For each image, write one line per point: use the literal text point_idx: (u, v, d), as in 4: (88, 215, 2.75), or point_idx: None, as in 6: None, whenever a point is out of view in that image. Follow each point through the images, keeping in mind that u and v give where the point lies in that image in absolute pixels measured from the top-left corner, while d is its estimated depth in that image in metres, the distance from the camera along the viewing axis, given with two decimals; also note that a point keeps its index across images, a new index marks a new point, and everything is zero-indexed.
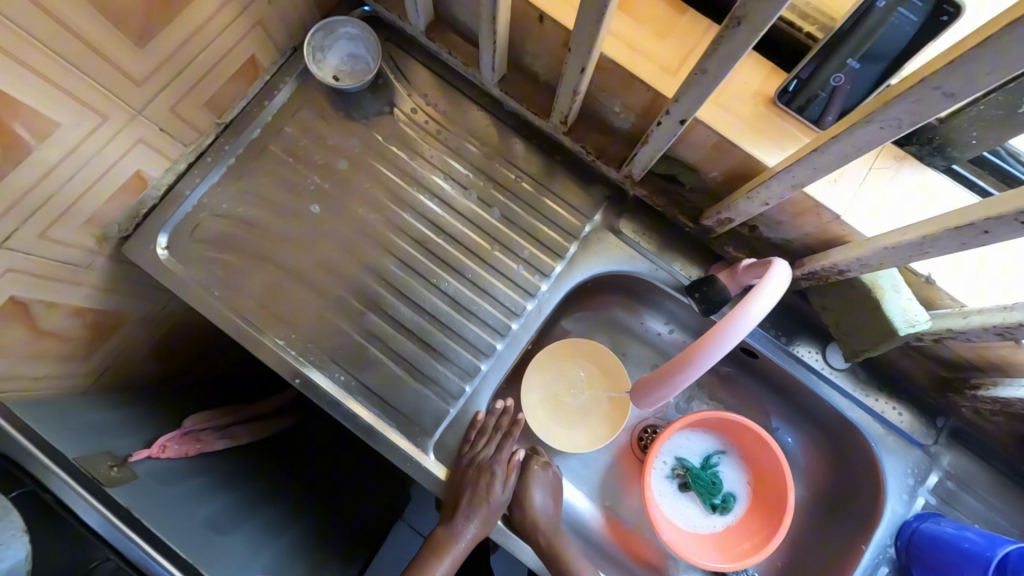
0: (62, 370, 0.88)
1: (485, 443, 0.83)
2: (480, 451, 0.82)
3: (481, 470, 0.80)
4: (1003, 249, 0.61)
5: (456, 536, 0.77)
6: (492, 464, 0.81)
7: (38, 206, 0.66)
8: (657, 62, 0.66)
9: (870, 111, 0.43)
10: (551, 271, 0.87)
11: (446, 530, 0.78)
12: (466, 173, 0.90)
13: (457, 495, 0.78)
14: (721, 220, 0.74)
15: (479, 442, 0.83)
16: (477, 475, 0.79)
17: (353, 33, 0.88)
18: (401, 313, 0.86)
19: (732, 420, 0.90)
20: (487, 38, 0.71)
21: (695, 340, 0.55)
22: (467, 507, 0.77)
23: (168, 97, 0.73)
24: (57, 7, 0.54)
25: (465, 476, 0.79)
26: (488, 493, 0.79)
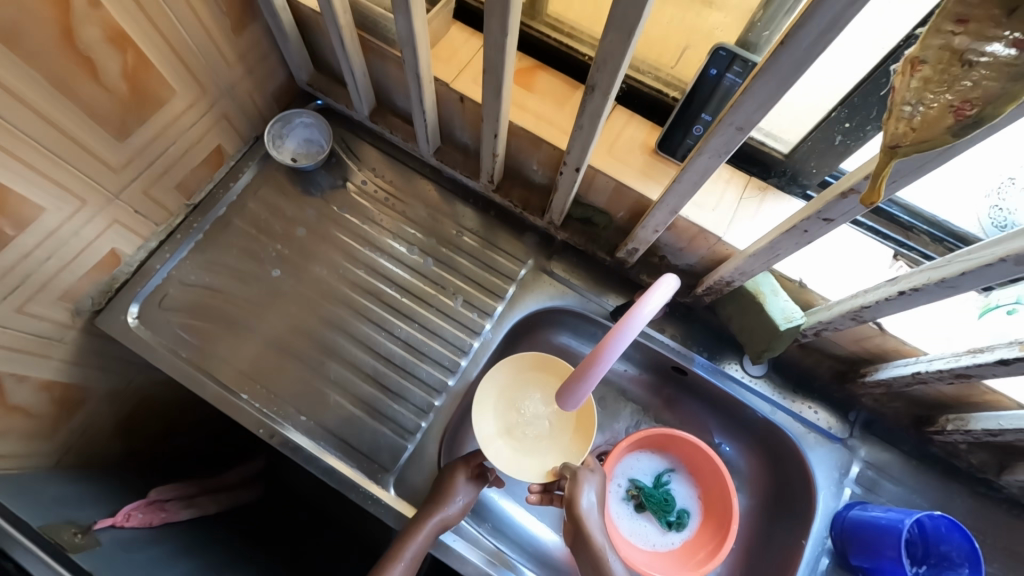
0: (25, 445, 0.91)
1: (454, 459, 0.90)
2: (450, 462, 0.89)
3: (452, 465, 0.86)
4: (851, 253, 0.75)
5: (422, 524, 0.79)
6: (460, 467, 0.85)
7: (16, 282, 0.74)
8: (559, 126, 0.81)
9: (698, 145, 0.56)
10: (495, 311, 0.97)
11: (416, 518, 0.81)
12: (413, 231, 1.02)
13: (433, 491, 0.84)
14: (631, 251, 0.86)
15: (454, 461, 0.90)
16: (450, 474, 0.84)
17: (308, 121, 1.02)
18: (360, 360, 0.93)
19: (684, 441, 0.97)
20: (419, 116, 0.85)
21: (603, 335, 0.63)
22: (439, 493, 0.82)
23: (143, 183, 0.84)
24: (51, 112, 0.66)
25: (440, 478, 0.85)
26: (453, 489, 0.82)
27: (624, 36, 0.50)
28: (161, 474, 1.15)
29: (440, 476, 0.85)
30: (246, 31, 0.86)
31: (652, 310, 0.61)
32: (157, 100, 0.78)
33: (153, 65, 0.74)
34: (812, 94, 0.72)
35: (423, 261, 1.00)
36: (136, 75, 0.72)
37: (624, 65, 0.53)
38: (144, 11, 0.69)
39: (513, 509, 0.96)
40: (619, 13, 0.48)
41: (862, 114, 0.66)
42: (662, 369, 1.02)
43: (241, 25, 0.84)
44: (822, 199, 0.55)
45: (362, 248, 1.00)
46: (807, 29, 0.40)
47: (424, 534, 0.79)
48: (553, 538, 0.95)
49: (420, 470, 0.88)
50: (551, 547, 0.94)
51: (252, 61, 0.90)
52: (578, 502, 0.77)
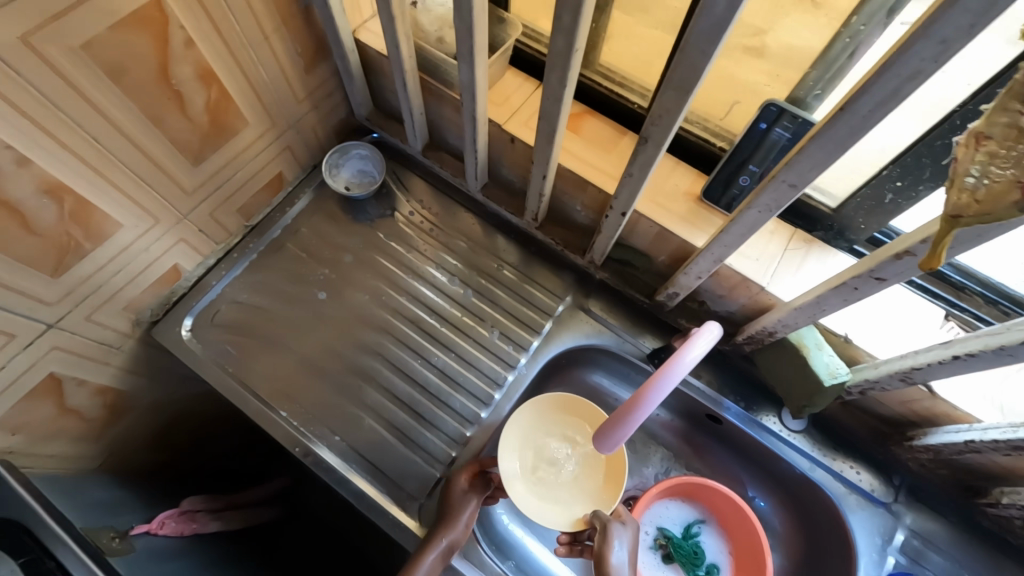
0: (73, 446, 0.96)
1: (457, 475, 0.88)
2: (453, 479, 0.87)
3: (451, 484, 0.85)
4: (899, 312, 0.73)
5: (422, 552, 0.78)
6: (458, 483, 0.85)
7: (87, 292, 0.80)
8: (605, 171, 0.83)
9: (748, 199, 0.57)
10: (530, 346, 0.98)
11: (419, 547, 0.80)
12: (455, 263, 1.04)
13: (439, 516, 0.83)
14: (671, 295, 0.86)
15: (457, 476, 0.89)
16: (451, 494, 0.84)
17: (363, 153, 1.07)
18: (396, 387, 0.95)
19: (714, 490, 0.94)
20: (471, 155, 0.89)
21: (644, 382, 0.63)
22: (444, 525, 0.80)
23: (209, 205, 0.90)
24: (140, 139, 0.72)
25: (444, 500, 0.85)
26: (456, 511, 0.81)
27: (681, 94, 0.52)
28: (186, 486, 1.17)
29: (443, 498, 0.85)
30: (316, 69, 0.92)
31: (696, 355, 0.61)
32: (231, 130, 0.83)
33: (231, 98, 0.80)
34: (861, 152, 0.72)
35: (463, 292, 1.02)
36: (216, 107, 0.78)
37: (678, 120, 0.55)
38: (230, 51, 0.75)
39: (534, 546, 0.96)
40: (678, 73, 0.50)
41: (914, 174, 0.66)
42: (694, 416, 1.01)
43: (312, 64, 0.90)
44: (875, 258, 0.54)
45: (405, 276, 1.03)
46: (866, 99, 0.42)
47: (424, 561, 0.77)
48: None
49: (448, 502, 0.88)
50: None
51: (318, 96, 0.96)
52: (608, 559, 0.74)
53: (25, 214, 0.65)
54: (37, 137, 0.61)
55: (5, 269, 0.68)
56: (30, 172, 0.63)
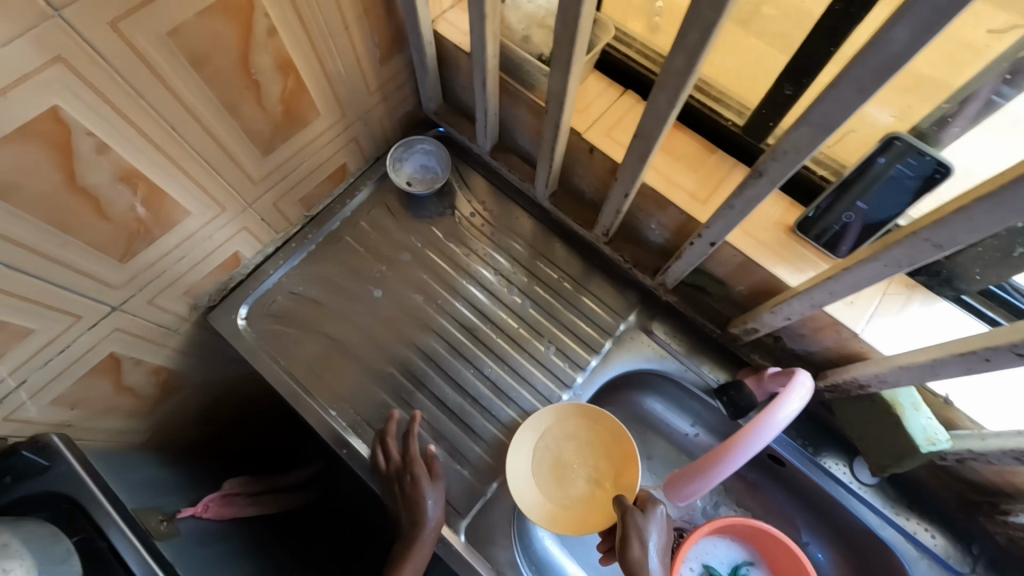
0: (126, 421, 0.97)
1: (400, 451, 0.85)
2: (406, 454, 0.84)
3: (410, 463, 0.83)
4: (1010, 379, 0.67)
5: (416, 542, 0.78)
6: (411, 461, 0.83)
7: (151, 278, 0.80)
8: (689, 192, 0.78)
9: (874, 251, 0.51)
10: (587, 365, 0.93)
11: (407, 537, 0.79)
12: (514, 270, 1.01)
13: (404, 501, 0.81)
14: (747, 329, 0.81)
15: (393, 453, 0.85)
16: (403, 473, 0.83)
17: (428, 148, 1.04)
18: (445, 394, 0.93)
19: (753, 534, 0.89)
20: (545, 163, 0.84)
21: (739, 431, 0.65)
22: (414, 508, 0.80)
23: (274, 195, 0.88)
24: (215, 129, 0.70)
25: (397, 484, 0.83)
26: (422, 490, 0.81)
27: (818, 133, 0.46)
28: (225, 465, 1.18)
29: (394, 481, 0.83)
30: (391, 61, 0.88)
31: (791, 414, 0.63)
32: (302, 121, 0.81)
33: (307, 89, 0.77)
34: None
35: (520, 302, 0.98)
36: (290, 97, 0.76)
37: (805, 158, 0.49)
38: (310, 41, 0.72)
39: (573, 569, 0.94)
40: (819, 110, 0.44)
41: None
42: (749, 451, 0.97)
43: (388, 55, 0.86)
44: (1021, 332, 0.48)
45: (461, 279, 1.00)
46: None
47: (420, 551, 0.78)
48: None
49: (493, 520, 0.86)
50: None
51: (389, 88, 0.92)
52: (632, 551, 0.73)
53: (100, 200, 0.64)
54: (117, 124, 0.59)
55: (77, 254, 0.67)
56: (108, 159, 0.61)
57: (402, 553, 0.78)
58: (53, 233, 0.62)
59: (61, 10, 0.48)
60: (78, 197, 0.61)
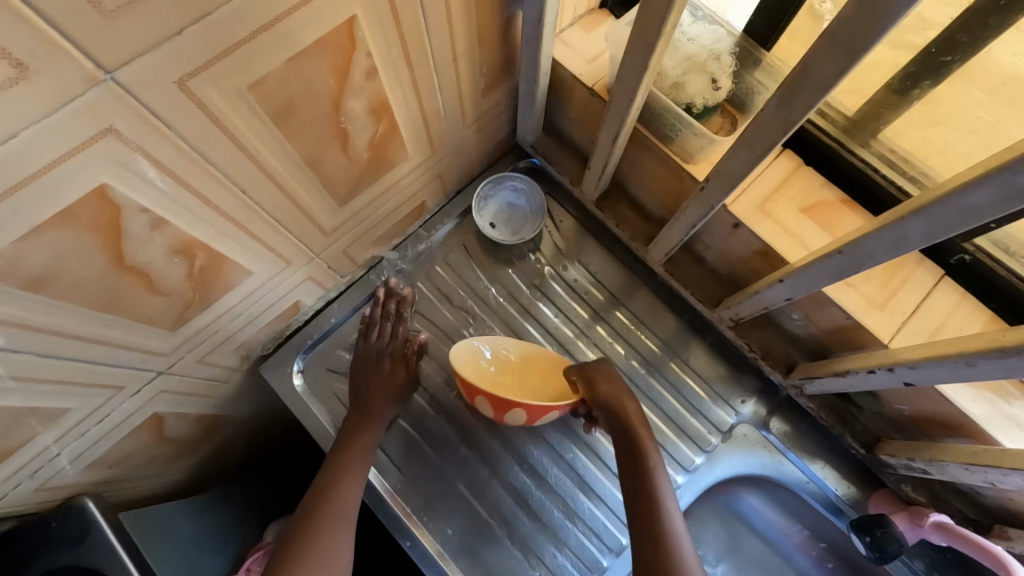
0: (166, 467, 0.88)
1: (376, 326, 0.82)
2: (384, 327, 0.82)
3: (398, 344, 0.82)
4: None
5: (377, 418, 0.77)
6: (394, 343, 0.82)
7: (203, 338, 0.68)
8: (863, 296, 0.62)
9: None
10: (691, 465, 0.81)
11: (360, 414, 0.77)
12: (608, 338, 0.87)
13: (361, 385, 0.79)
14: (910, 465, 0.66)
15: (372, 331, 0.82)
16: (385, 352, 0.81)
17: (519, 186, 0.89)
18: (522, 482, 0.81)
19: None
20: (676, 233, 0.69)
21: None
22: (378, 394, 0.78)
23: (344, 241, 0.75)
24: (291, 184, 0.57)
25: (371, 362, 0.80)
26: (398, 374, 0.80)
27: None
28: (271, 497, 1.10)
29: (367, 362, 0.80)
30: (494, 90, 0.73)
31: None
32: (388, 165, 0.67)
33: (400, 131, 0.63)
34: None
35: None
36: (380, 142, 0.62)
37: None
38: (413, 78, 0.57)
39: None
40: None
41: None
42: (855, 562, 0.84)
43: (492, 84, 0.71)
44: None
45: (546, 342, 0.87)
46: None
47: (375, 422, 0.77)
48: None
49: None
50: None
51: (486, 119, 0.77)
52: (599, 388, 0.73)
53: (153, 275, 0.52)
54: (180, 194, 0.46)
55: (123, 331, 0.55)
56: (165, 233, 0.48)
57: (359, 425, 0.76)
58: (96, 316, 0.50)
59: (114, 72, 0.34)
60: (128, 276, 0.49)
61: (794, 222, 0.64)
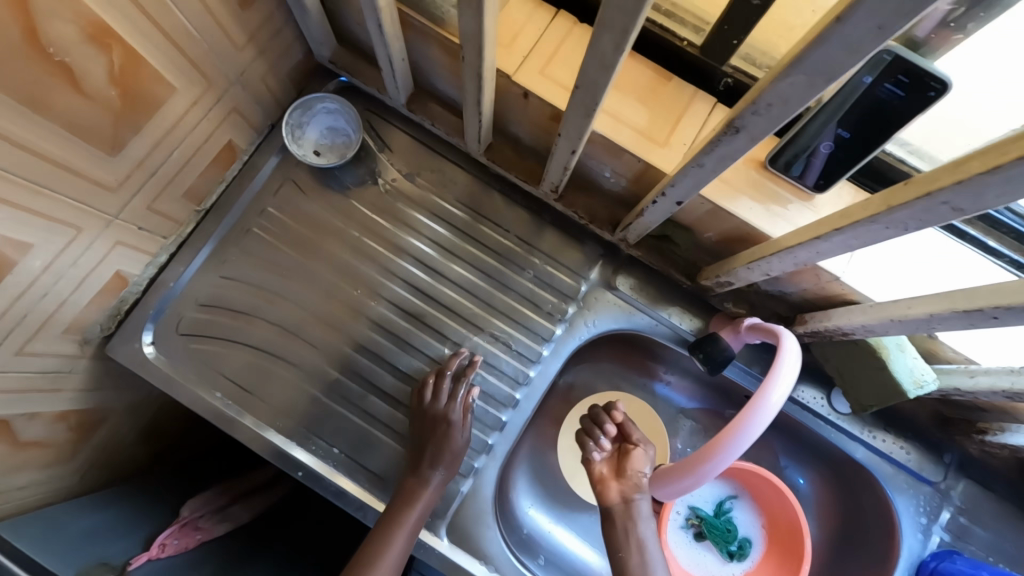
0: (48, 475, 0.85)
1: (433, 393, 0.80)
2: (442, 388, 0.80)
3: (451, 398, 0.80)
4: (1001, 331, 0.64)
5: (428, 480, 0.75)
6: (455, 406, 0.79)
7: (10, 328, 0.64)
8: (645, 135, 0.66)
9: (875, 213, 0.43)
10: (552, 337, 0.86)
11: (416, 480, 0.75)
12: (460, 241, 0.89)
13: (417, 450, 0.78)
14: (720, 282, 0.73)
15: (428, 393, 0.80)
16: (445, 412, 0.79)
17: (331, 107, 0.86)
18: (403, 394, 0.85)
19: (709, 470, 0.56)
20: (472, 115, 0.70)
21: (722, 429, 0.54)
22: (430, 455, 0.76)
23: (144, 198, 0.71)
24: (27, 137, 0.52)
25: (433, 418, 0.78)
26: (452, 438, 0.78)
27: (816, 82, 0.35)
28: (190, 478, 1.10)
29: (431, 418, 0.78)
30: (255, 3, 0.68)
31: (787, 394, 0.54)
32: (154, 103, 0.63)
33: (146, 61, 0.58)
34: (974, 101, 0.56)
35: (474, 281, 0.88)
36: (125, 76, 0.57)
37: (796, 113, 0.39)
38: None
39: (570, 540, 0.93)
40: (820, 57, 0.33)
41: None
42: (716, 385, 0.96)
43: None
44: None
45: (404, 261, 0.88)
46: None
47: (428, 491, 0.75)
48: (597, 560, 0.94)
49: (478, 514, 0.80)
50: (591, 566, 0.93)
51: (263, 38, 0.73)
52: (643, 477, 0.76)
53: None
54: None
55: None
56: None
57: (415, 490, 0.75)
58: None
59: None
60: None
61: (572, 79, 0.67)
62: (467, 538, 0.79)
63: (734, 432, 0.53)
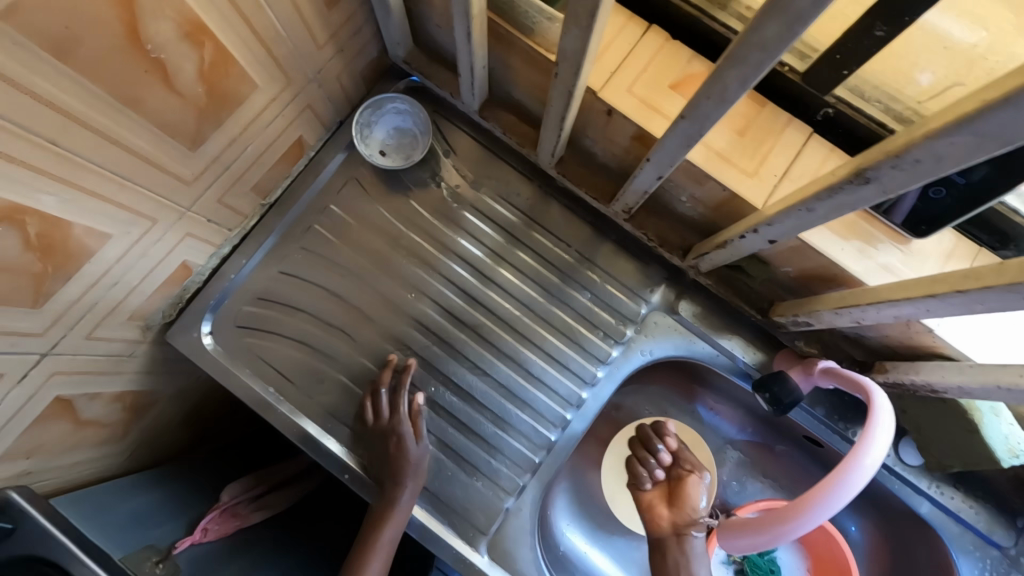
0: (100, 451, 0.87)
1: (377, 407, 0.79)
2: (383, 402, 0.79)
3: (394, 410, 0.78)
4: None
5: (396, 499, 0.74)
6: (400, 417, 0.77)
7: (82, 313, 0.65)
8: (734, 164, 0.63)
9: (1013, 281, 0.39)
10: (608, 359, 0.84)
11: (385, 499, 0.74)
12: (519, 252, 0.87)
13: (383, 469, 0.76)
14: (797, 321, 0.69)
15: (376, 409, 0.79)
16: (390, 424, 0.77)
17: (401, 108, 0.85)
18: (450, 403, 0.83)
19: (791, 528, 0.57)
20: (552, 129, 0.67)
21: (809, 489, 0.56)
22: (391, 472, 0.75)
23: (216, 191, 0.71)
24: (118, 132, 0.52)
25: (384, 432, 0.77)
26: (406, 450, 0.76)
27: (982, 145, 0.32)
28: (229, 462, 1.12)
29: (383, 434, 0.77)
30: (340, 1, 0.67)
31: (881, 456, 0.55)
32: (237, 99, 0.62)
33: (234, 58, 0.58)
34: None
35: (530, 293, 0.86)
36: (213, 73, 0.57)
37: (944, 171, 0.36)
38: None
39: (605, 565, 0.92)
40: (998, 120, 0.29)
41: None
42: (768, 419, 0.92)
43: None
44: None
45: (457, 266, 0.87)
46: None
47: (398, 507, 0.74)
48: None
49: (518, 534, 0.78)
50: None
51: (343, 36, 0.72)
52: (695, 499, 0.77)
53: None
54: None
55: None
56: None
57: (386, 507, 0.74)
58: None
59: None
60: None
61: (662, 100, 0.63)
62: (509, 557, 0.78)
63: (824, 491, 0.55)
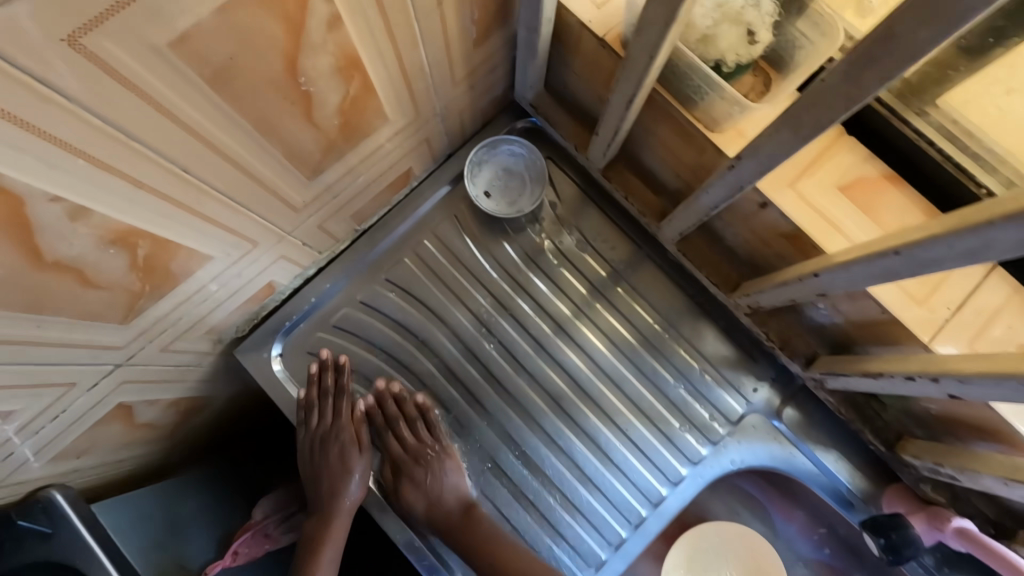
0: (145, 451, 0.84)
1: (317, 413, 0.76)
2: (321, 411, 0.76)
3: (335, 414, 0.76)
4: None
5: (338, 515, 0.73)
6: (344, 421, 0.76)
7: (164, 328, 0.61)
8: (903, 286, 0.55)
9: None
10: (696, 457, 0.76)
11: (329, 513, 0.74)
12: (614, 321, 0.80)
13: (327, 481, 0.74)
14: (935, 471, 0.62)
15: (315, 415, 0.76)
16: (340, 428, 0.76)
17: (517, 151, 0.80)
18: (516, 473, 0.76)
19: None
20: (695, 211, 0.61)
21: None
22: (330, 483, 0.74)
23: (318, 217, 0.66)
24: (248, 160, 0.48)
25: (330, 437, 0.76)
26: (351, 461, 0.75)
27: None
28: (265, 465, 1.07)
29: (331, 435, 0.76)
30: (487, 41, 0.62)
31: None
32: (365, 132, 0.58)
33: (375, 92, 0.53)
34: None
35: (620, 369, 0.79)
36: (352, 107, 0.52)
37: None
38: (388, 31, 0.48)
39: None
40: None
41: None
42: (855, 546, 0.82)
43: (486, 33, 0.60)
44: None
45: (528, 308, 0.80)
46: None
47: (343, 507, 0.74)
48: None
49: None
50: None
51: (478, 74, 0.67)
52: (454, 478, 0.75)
53: (85, 270, 0.44)
54: (101, 180, 0.38)
55: (68, 330, 0.49)
56: (90, 224, 0.40)
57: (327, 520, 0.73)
58: (17, 318, 0.42)
59: None
60: (50, 273, 0.41)
61: (830, 204, 0.56)
62: None
63: None
